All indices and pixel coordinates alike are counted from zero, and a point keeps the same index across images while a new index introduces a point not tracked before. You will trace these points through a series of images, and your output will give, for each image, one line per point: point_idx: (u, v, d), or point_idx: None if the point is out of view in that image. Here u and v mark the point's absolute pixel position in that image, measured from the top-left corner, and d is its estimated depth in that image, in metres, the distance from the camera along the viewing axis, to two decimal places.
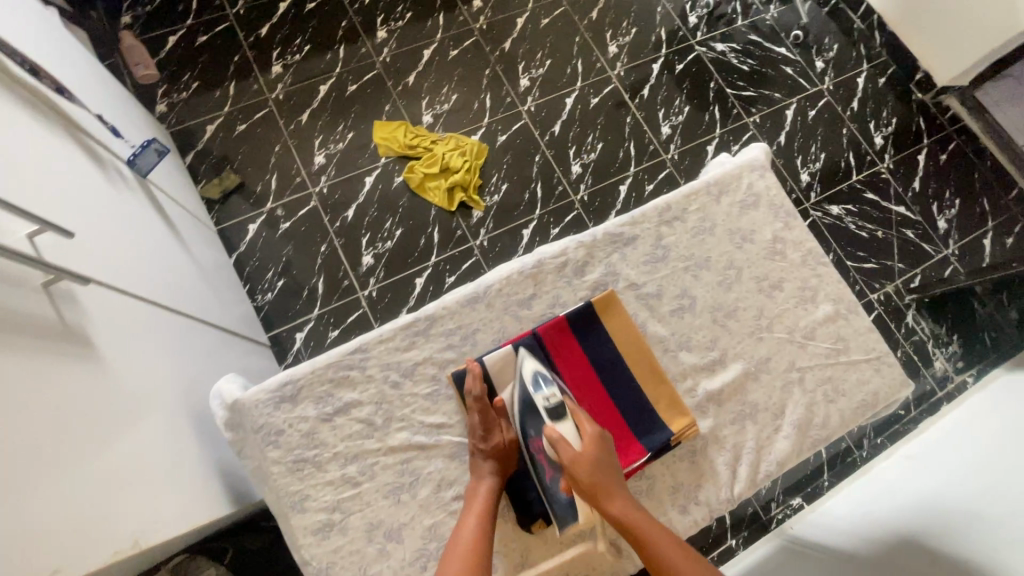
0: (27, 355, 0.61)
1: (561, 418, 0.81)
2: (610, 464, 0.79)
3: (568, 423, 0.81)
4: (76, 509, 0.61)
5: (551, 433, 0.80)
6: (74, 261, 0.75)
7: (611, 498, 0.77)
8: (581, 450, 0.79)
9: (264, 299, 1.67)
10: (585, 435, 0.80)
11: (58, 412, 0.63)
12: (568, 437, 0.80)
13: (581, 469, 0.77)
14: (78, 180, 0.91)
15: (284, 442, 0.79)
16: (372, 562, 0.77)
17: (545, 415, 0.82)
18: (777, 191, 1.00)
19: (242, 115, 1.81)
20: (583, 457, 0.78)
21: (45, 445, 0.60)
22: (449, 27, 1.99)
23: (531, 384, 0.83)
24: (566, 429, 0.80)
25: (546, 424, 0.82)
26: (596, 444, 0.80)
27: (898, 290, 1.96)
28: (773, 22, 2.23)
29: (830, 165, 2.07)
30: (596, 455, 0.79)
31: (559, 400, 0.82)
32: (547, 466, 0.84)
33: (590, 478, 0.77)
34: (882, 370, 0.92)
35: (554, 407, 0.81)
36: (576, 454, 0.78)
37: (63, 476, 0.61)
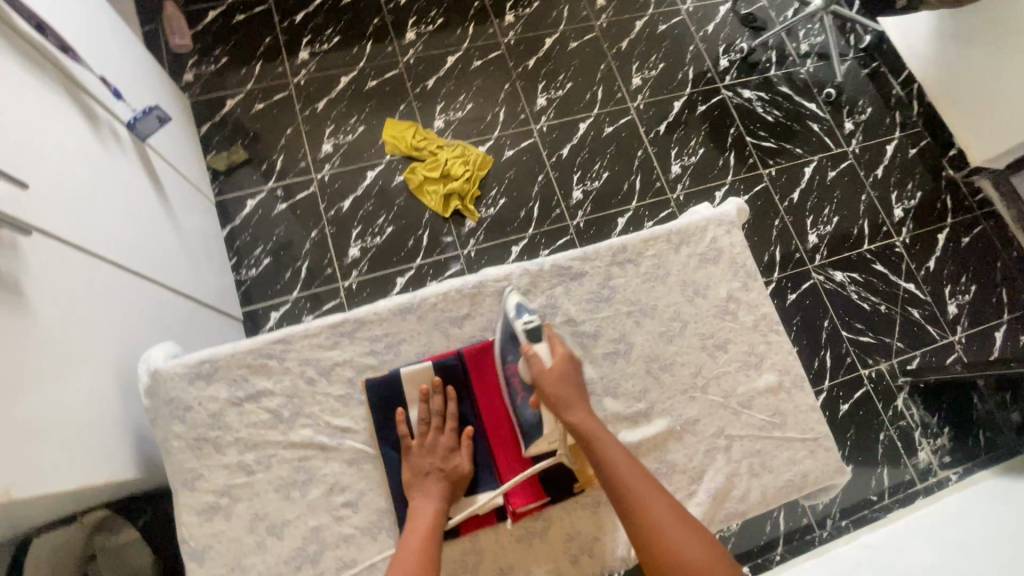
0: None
1: (539, 338, 0.81)
2: (576, 380, 0.81)
3: (545, 344, 0.82)
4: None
5: (528, 350, 0.80)
6: (23, 212, 0.78)
7: (571, 409, 0.79)
8: (552, 368, 0.80)
9: (248, 274, 1.71)
10: (559, 354, 0.82)
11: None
12: (542, 354, 0.80)
13: (548, 382, 0.79)
14: (62, 133, 0.95)
15: (189, 418, 0.80)
16: (249, 553, 0.77)
17: (522, 336, 0.81)
18: (742, 249, 0.97)
19: (263, 94, 1.87)
20: (553, 371, 0.80)
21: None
22: (477, 38, 2.02)
23: (513, 311, 0.84)
24: (541, 348, 0.81)
25: (523, 343, 0.81)
26: (566, 362, 0.82)
27: (892, 369, 1.87)
28: (807, 77, 2.18)
29: (842, 230, 2.00)
30: (565, 372, 0.81)
31: (539, 325, 0.82)
32: (520, 388, 0.84)
33: (556, 392, 0.79)
34: (817, 453, 0.88)
35: (533, 329, 0.81)
36: (547, 369, 0.79)
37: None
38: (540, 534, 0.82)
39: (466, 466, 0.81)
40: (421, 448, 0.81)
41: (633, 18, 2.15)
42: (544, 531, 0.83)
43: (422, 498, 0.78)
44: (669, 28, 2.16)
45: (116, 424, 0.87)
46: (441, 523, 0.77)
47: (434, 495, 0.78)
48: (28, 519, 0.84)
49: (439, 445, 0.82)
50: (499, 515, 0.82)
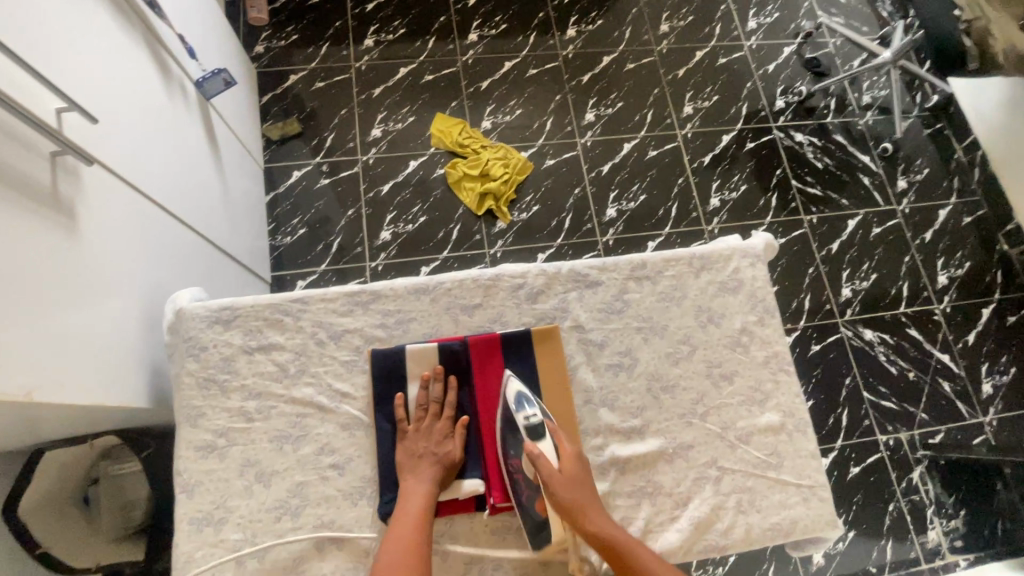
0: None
1: (542, 436, 0.81)
2: (587, 480, 0.80)
3: (550, 440, 0.81)
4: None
5: (533, 449, 0.80)
6: (91, 145, 0.85)
7: (588, 515, 0.77)
8: (560, 469, 0.79)
9: (282, 241, 1.77)
10: (565, 452, 0.81)
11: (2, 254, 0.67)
12: (548, 454, 0.80)
13: (558, 486, 0.78)
14: (137, 81, 1.02)
15: (203, 358, 0.84)
16: (233, 496, 0.80)
17: (526, 433, 0.81)
18: (763, 284, 0.96)
19: (324, 74, 1.95)
20: (562, 472, 0.79)
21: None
22: (537, 48, 2.07)
23: (514, 404, 0.83)
24: (547, 446, 0.81)
25: (527, 441, 0.81)
26: (573, 461, 0.81)
27: (912, 440, 1.79)
28: (865, 129, 2.13)
29: (879, 288, 1.94)
30: (573, 472, 0.80)
31: (541, 421, 0.81)
32: (524, 485, 0.81)
33: (569, 496, 0.78)
34: (810, 502, 0.86)
35: (537, 426, 0.81)
36: (555, 472, 0.79)
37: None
38: (515, 529, 0.83)
39: (458, 454, 0.83)
40: (416, 431, 0.83)
41: (694, 48, 2.16)
42: (519, 529, 0.83)
43: (413, 481, 0.79)
44: (728, 62, 2.16)
45: (135, 355, 0.92)
46: (431, 508, 0.78)
47: (423, 476, 0.79)
48: (46, 428, 0.90)
49: (435, 430, 0.83)
50: (478, 506, 0.83)
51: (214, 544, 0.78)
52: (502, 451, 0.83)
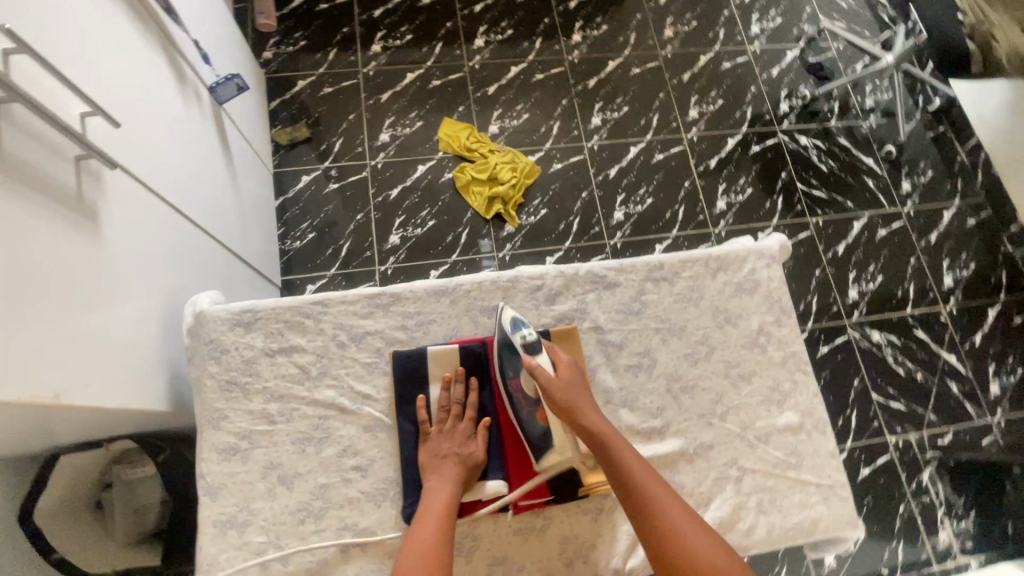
0: (26, 197, 0.68)
1: (539, 351, 0.83)
2: (582, 386, 0.82)
3: (545, 354, 0.83)
4: (12, 341, 0.63)
5: (530, 362, 0.82)
6: (113, 149, 0.86)
7: (583, 416, 0.79)
8: (555, 375, 0.81)
9: (292, 245, 1.78)
10: (561, 364, 0.83)
11: (30, 256, 0.68)
12: (545, 365, 0.82)
13: (555, 391, 0.80)
14: (155, 85, 1.03)
15: (225, 361, 0.84)
16: (257, 498, 0.80)
17: (522, 350, 0.83)
18: (779, 284, 0.96)
19: (332, 80, 1.96)
20: (558, 378, 0.81)
21: (9, 274, 0.64)
22: (543, 53, 2.08)
23: (509, 326, 0.85)
24: (543, 359, 0.82)
25: (523, 356, 0.83)
26: (569, 370, 0.83)
27: (922, 441, 1.79)
28: (868, 132, 2.15)
29: (886, 289, 1.94)
30: (568, 379, 0.82)
31: (536, 338, 0.84)
32: (524, 401, 0.84)
33: (564, 399, 0.79)
34: (831, 501, 0.86)
35: (532, 343, 0.82)
36: (551, 378, 0.80)
37: (13, 309, 0.64)
38: (538, 530, 0.83)
39: (480, 454, 0.82)
40: (439, 431, 0.83)
41: (698, 53, 2.17)
42: (543, 530, 0.83)
43: (438, 481, 0.79)
44: (732, 67, 2.18)
45: (156, 356, 0.93)
46: (455, 507, 0.78)
47: (447, 476, 0.79)
48: (66, 431, 0.90)
49: (458, 431, 0.83)
50: (502, 506, 0.83)
51: (238, 546, 0.78)
52: (499, 370, 0.85)
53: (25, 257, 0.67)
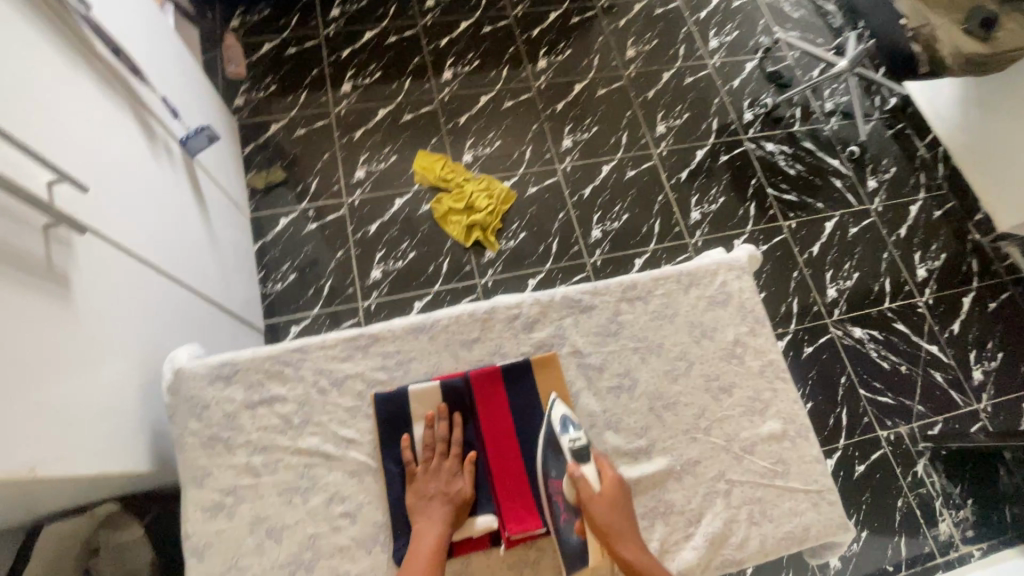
0: None
1: (586, 459, 0.82)
2: (625, 506, 0.81)
3: (591, 465, 0.82)
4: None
5: (575, 471, 0.81)
6: (83, 214, 0.87)
7: (622, 541, 0.78)
8: (599, 492, 0.80)
9: (273, 288, 1.78)
10: (606, 476, 0.82)
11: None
12: (590, 476, 0.81)
13: (600, 507, 0.79)
14: (125, 146, 1.04)
15: (206, 417, 0.84)
16: (245, 555, 0.79)
17: (569, 456, 0.82)
18: (751, 294, 0.99)
19: (305, 121, 1.99)
20: (602, 495, 0.80)
21: None
22: (510, 81, 2.13)
23: (559, 426, 0.83)
24: (589, 469, 0.81)
25: (570, 463, 0.82)
26: (613, 485, 0.81)
27: (913, 433, 1.80)
28: (831, 134, 2.21)
29: (862, 285, 1.98)
30: (611, 495, 0.80)
31: (586, 445, 0.82)
32: (563, 510, 0.82)
33: (605, 517, 0.79)
34: (820, 507, 0.86)
35: (582, 450, 0.81)
36: (596, 495, 0.80)
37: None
38: (532, 561, 0.83)
39: (466, 490, 0.82)
40: (425, 470, 0.83)
41: (661, 70, 2.24)
42: (536, 560, 0.83)
43: (425, 522, 0.79)
44: (695, 81, 2.25)
45: (137, 417, 0.92)
46: (444, 548, 0.78)
47: (435, 517, 0.79)
48: (46, 501, 0.88)
49: (444, 469, 0.83)
50: (493, 540, 0.82)
51: None
52: (501, 437, 0.86)
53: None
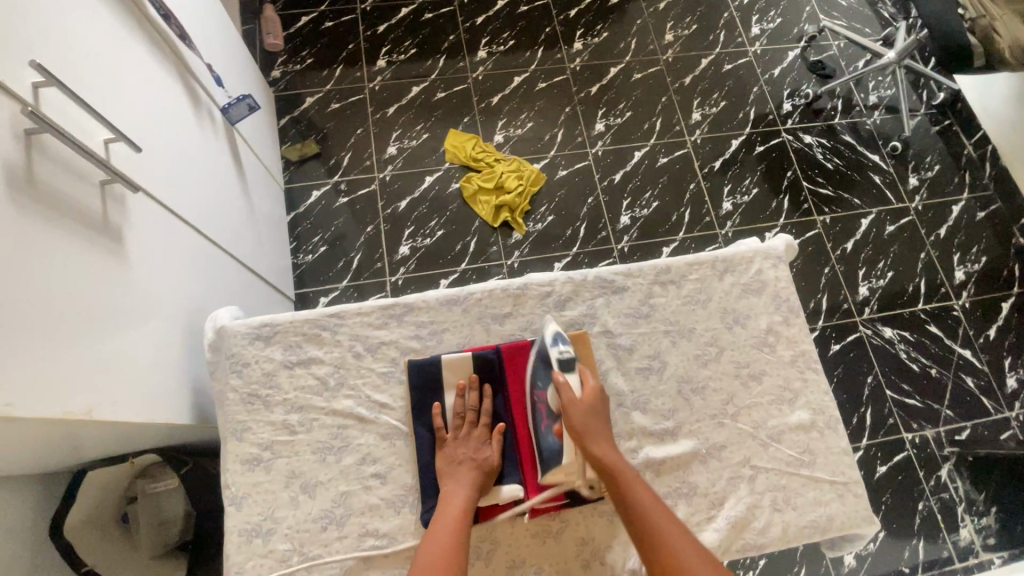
0: (56, 223, 0.72)
1: (571, 369, 0.83)
2: (603, 415, 0.82)
3: (576, 374, 0.83)
4: (42, 366, 0.66)
5: (558, 378, 0.82)
6: (135, 172, 0.90)
7: (597, 441, 0.79)
8: (581, 398, 0.81)
9: (304, 259, 1.81)
10: (588, 385, 0.83)
11: (56, 281, 0.70)
12: (573, 383, 0.82)
13: (575, 410, 0.80)
14: (173, 111, 1.07)
15: (246, 374, 0.87)
16: (280, 507, 0.82)
17: (554, 365, 0.84)
18: (786, 284, 0.98)
19: (340, 96, 2.01)
20: (582, 400, 0.81)
21: (41, 298, 0.67)
22: (545, 62, 2.11)
23: (550, 340, 0.85)
24: (572, 377, 0.82)
25: (555, 371, 0.83)
26: (594, 394, 0.82)
27: (939, 437, 1.77)
28: (873, 128, 2.15)
29: (896, 285, 1.93)
30: (592, 402, 0.81)
31: (573, 357, 0.84)
32: (546, 415, 0.85)
33: (582, 420, 0.80)
34: (845, 499, 0.86)
35: (566, 359, 0.83)
36: (575, 399, 0.81)
37: (40, 334, 0.66)
38: (554, 533, 0.84)
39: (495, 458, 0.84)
40: (456, 436, 0.85)
41: (699, 56, 2.19)
42: (559, 532, 0.85)
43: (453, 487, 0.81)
44: (734, 69, 2.19)
45: (181, 371, 0.96)
46: (471, 513, 0.79)
47: (465, 482, 0.81)
48: (95, 445, 0.93)
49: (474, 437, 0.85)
50: (518, 509, 0.85)
51: (264, 555, 0.80)
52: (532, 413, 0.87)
53: (51, 284, 0.69)
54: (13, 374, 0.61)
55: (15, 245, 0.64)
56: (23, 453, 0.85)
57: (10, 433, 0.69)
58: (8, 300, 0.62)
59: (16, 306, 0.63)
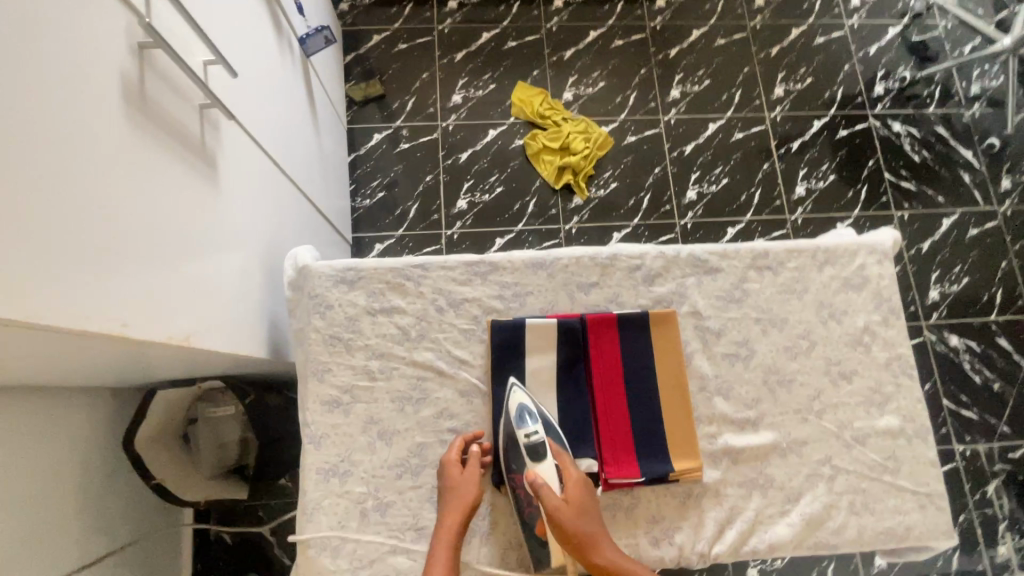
0: (161, 145, 0.70)
1: (542, 459, 0.80)
2: (593, 509, 0.79)
3: (551, 465, 0.80)
4: (148, 290, 0.66)
5: (534, 478, 0.78)
6: (230, 99, 0.87)
7: (597, 547, 0.76)
8: (564, 498, 0.78)
9: (362, 204, 1.79)
10: (568, 478, 0.80)
11: (160, 205, 0.69)
12: (550, 480, 0.79)
13: (563, 515, 0.76)
14: (260, 35, 1.03)
15: (330, 316, 0.87)
16: (358, 451, 0.83)
17: (527, 457, 0.80)
18: (890, 283, 0.92)
19: (407, 36, 1.93)
20: (567, 502, 0.77)
21: (147, 222, 0.66)
22: (624, 18, 1.99)
23: (515, 417, 0.82)
24: (548, 473, 0.79)
25: (528, 465, 0.80)
26: (578, 487, 0.79)
27: (991, 453, 1.71)
28: (970, 121, 1.98)
29: (970, 292, 1.83)
30: (580, 503, 0.78)
31: (542, 441, 0.81)
32: (527, 505, 0.82)
33: (576, 526, 0.76)
34: (927, 511, 0.84)
35: (536, 445, 0.80)
36: (560, 503, 0.77)
37: (147, 258, 0.66)
38: (626, 508, 0.83)
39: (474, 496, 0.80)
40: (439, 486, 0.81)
41: (791, 25, 2.03)
42: (631, 507, 0.83)
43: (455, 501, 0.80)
44: (826, 42, 2.03)
45: (260, 305, 0.97)
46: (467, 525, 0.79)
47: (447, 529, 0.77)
48: (174, 367, 0.95)
49: (456, 480, 0.80)
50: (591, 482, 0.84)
51: (339, 495, 0.82)
52: (615, 388, 0.87)
53: (156, 208, 0.68)
54: (123, 298, 0.61)
55: (128, 166, 0.63)
56: (112, 368, 0.88)
57: (113, 351, 0.70)
58: (121, 220, 0.62)
59: (126, 229, 0.62)
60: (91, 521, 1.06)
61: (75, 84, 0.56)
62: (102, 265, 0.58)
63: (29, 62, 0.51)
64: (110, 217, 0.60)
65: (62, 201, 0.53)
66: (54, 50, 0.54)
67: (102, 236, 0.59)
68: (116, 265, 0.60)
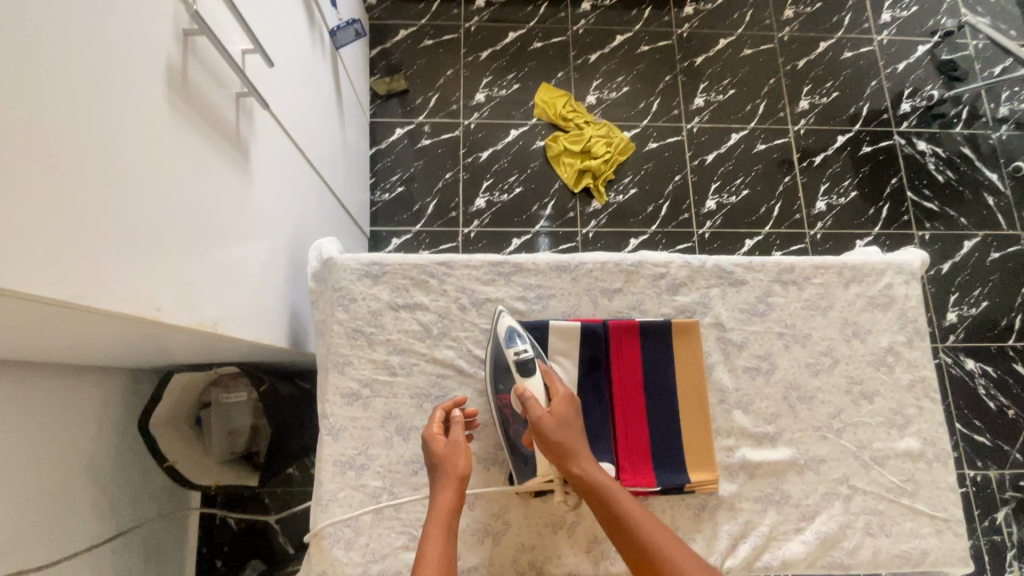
0: (200, 130, 0.71)
1: (531, 374, 0.81)
2: (578, 425, 0.80)
3: (540, 378, 0.82)
4: (180, 274, 0.66)
5: (523, 389, 0.80)
6: (265, 90, 0.88)
7: (578, 459, 0.77)
8: (549, 409, 0.79)
9: (381, 198, 1.80)
10: (556, 393, 0.81)
11: (197, 190, 0.70)
12: (538, 394, 0.80)
13: (546, 424, 0.77)
14: (296, 28, 1.04)
15: (353, 309, 0.87)
16: (375, 445, 0.84)
17: (516, 370, 0.82)
18: (916, 304, 0.92)
19: (433, 32, 1.93)
20: (551, 413, 0.78)
21: (183, 206, 0.67)
22: (651, 23, 1.98)
23: (504, 338, 0.83)
24: (537, 388, 0.80)
25: (516, 378, 0.81)
26: (564, 404, 0.80)
27: (1002, 480, 1.69)
28: (996, 144, 1.96)
29: (988, 317, 1.81)
30: (564, 414, 0.79)
31: (531, 357, 0.82)
32: (513, 418, 0.84)
33: (558, 437, 0.77)
34: (943, 536, 0.85)
35: (525, 360, 0.81)
36: (544, 412, 0.78)
37: (181, 242, 0.67)
38: None
39: (466, 466, 0.77)
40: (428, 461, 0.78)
41: (819, 38, 2.02)
42: None
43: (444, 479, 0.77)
44: (854, 57, 2.01)
45: (283, 295, 0.97)
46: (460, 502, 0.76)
47: (443, 503, 0.74)
48: (194, 353, 0.96)
49: (444, 453, 0.77)
50: None
51: (355, 487, 0.83)
52: (635, 397, 0.87)
53: (193, 193, 0.69)
54: (156, 280, 0.62)
55: (167, 149, 0.64)
56: (133, 349, 0.88)
57: (141, 334, 0.71)
58: (158, 204, 0.62)
59: (163, 211, 0.63)
60: (101, 502, 1.06)
61: (121, 66, 0.56)
62: (138, 246, 0.59)
63: (82, 43, 0.51)
64: (148, 200, 0.60)
65: (106, 180, 0.54)
66: (103, 32, 0.54)
67: (141, 218, 0.59)
68: (152, 246, 0.61)
